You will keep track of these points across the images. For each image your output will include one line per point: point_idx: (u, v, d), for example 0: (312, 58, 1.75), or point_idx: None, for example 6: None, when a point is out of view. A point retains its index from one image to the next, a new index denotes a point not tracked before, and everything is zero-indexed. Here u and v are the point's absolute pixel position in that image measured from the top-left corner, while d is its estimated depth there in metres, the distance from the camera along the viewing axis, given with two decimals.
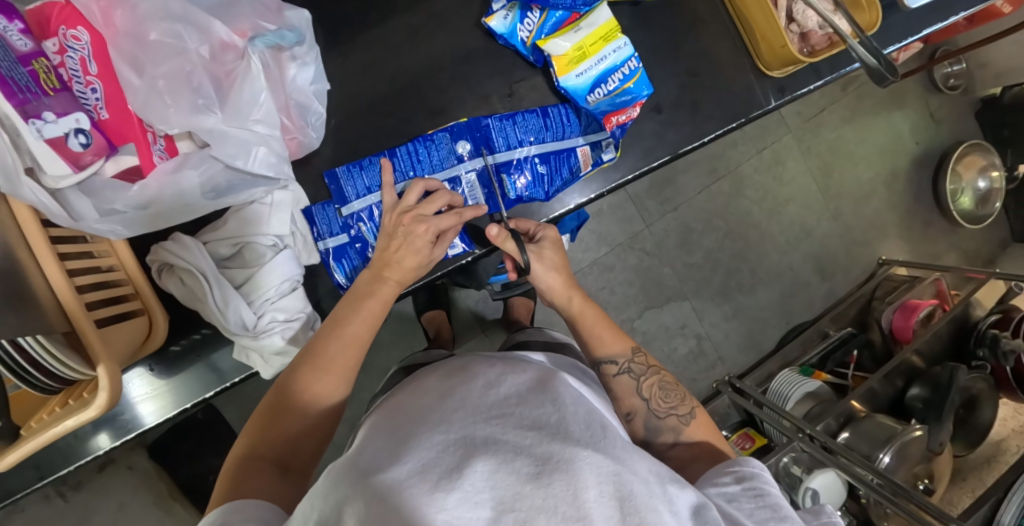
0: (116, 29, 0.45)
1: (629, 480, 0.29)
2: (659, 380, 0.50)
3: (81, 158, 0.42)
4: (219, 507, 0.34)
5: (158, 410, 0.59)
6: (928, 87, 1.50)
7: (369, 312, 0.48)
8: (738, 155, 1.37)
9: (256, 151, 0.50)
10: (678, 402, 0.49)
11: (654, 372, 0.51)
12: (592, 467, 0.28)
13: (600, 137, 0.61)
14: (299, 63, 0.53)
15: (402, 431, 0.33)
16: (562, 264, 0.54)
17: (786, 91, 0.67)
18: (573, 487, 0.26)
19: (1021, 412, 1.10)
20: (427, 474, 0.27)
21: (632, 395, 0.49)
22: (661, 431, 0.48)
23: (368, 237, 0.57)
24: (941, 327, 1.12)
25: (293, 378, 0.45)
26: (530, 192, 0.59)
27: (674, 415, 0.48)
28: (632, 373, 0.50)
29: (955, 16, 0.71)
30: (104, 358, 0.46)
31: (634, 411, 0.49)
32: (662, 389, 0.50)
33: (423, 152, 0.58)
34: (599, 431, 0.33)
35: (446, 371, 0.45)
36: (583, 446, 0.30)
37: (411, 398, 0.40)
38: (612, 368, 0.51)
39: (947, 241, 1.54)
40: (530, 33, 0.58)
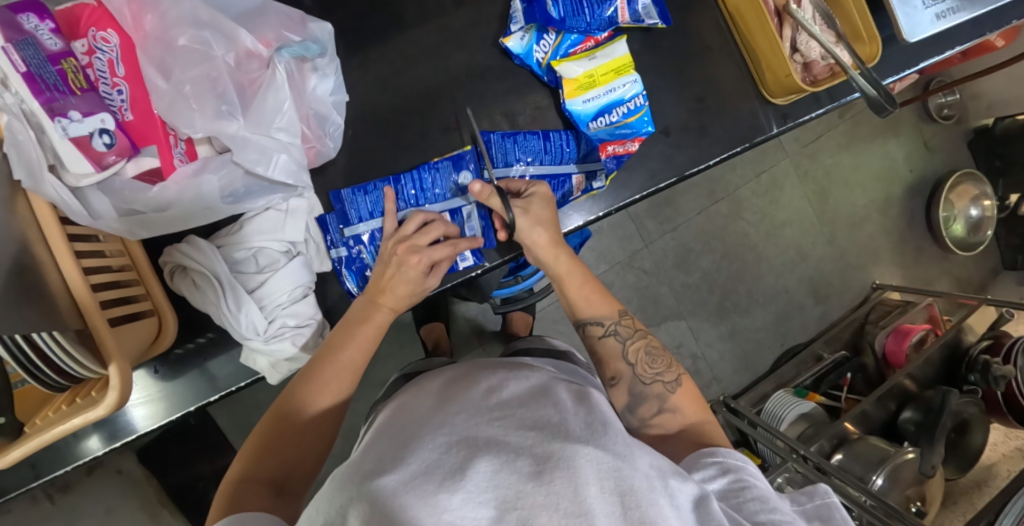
0: (144, 33, 0.46)
1: (628, 475, 0.30)
2: (646, 345, 0.53)
3: (103, 158, 0.44)
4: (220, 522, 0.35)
5: (162, 412, 0.60)
6: (923, 116, 1.54)
7: (363, 335, 0.49)
8: (736, 178, 1.40)
9: (278, 158, 0.51)
10: (664, 369, 0.50)
11: (640, 336, 0.53)
12: (591, 464, 0.29)
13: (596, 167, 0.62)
14: (321, 75, 0.54)
15: (405, 434, 0.34)
16: (549, 219, 0.55)
17: (788, 118, 0.70)
18: (574, 484, 0.27)
19: (1011, 437, 1.11)
20: (431, 476, 0.28)
21: (618, 360, 0.52)
22: (646, 398, 0.49)
23: (368, 260, 0.58)
24: (933, 351, 1.14)
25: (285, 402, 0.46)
26: None
27: (659, 382, 0.49)
28: (618, 335, 0.53)
29: (948, 51, 0.74)
30: (115, 356, 0.47)
31: (618, 375, 0.51)
32: (648, 354, 0.52)
33: (427, 180, 0.59)
34: (600, 427, 0.34)
35: (448, 378, 0.46)
36: (583, 443, 0.31)
37: (414, 403, 0.41)
38: (598, 329, 0.54)
39: (939, 267, 1.57)
40: (546, 53, 0.60)
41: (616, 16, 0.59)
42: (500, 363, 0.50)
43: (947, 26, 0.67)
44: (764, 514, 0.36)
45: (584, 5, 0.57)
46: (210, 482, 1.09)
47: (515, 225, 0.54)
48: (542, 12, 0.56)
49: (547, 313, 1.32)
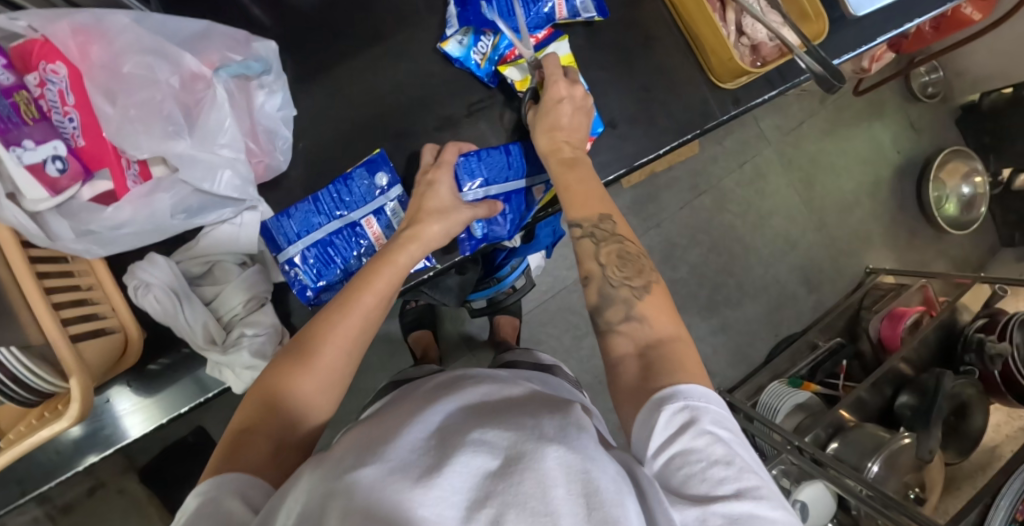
0: (91, 62, 0.48)
1: (597, 477, 0.29)
2: (619, 248, 0.51)
3: (58, 183, 0.46)
4: (210, 477, 0.34)
5: (134, 426, 0.61)
6: (906, 96, 1.53)
7: (372, 298, 0.48)
8: (718, 171, 1.40)
9: (223, 174, 0.52)
10: (634, 273, 0.50)
11: (616, 239, 0.52)
12: (560, 465, 0.29)
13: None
14: (267, 92, 0.57)
15: (383, 436, 0.34)
16: (576, 122, 0.58)
17: (740, 102, 0.70)
18: (541, 483, 0.27)
19: (1014, 417, 1.08)
20: (398, 480, 0.28)
21: (590, 259, 0.51)
22: (614, 301, 0.48)
23: (307, 280, 0.57)
24: (927, 333, 1.12)
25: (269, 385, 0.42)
26: (492, 229, 0.62)
27: (627, 286, 0.49)
28: (594, 237, 0.52)
29: (902, 26, 0.73)
30: (74, 370, 0.48)
31: (590, 274, 0.51)
32: (621, 258, 0.51)
33: (345, 191, 0.58)
34: (573, 431, 0.34)
35: (434, 387, 0.45)
36: (554, 443, 0.31)
37: (397, 411, 0.41)
38: (578, 230, 0.53)
39: (935, 248, 1.54)
40: (485, 51, 0.62)
41: (553, 13, 0.62)
42: (481, 373, 0.49)
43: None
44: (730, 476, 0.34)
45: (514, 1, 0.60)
46: None
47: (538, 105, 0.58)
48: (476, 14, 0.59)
49: (535, 316, 1.33)
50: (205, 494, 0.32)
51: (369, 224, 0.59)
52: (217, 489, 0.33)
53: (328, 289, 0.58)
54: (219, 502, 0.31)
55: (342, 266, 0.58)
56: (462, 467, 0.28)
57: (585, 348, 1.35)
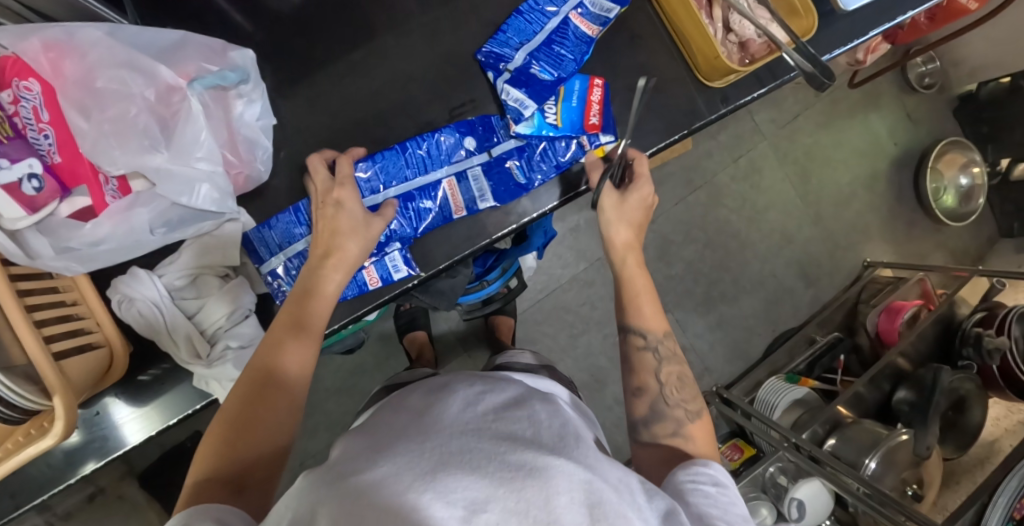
0: (65, 78, 0.47)
1: (602, 490, 0.31)
2: (680, 371, 0.54)
3: (35, 201, 0.45)
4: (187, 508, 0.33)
5: (124, 438, 0.61)
6: (903, 87, 1.52)
7: (318, 306, 0.50)
8: (713, 165, 1.39)
9: (200, 188, 0.52)
10: (690, 397, 0.52)
11: (677, 361, 0.54)
12: (564, 475, 0.30)
13: (505, 148, 0.62)
14: (246, 101, 0.56)
15: (383, 443, 0.35)
16: (636, 220, 0.60)
17: (728, 100, 0.69)
18: (545, 493, 0.28)
19: (1013, 410, 1.07)
20: (400, 477, 0.28)
21: (649, 373, 0.53)
22: (665, 418, 0.51)
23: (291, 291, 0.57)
24: (925, 327, 1.11)
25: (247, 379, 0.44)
26: (397, 230, 0.59)
27: (682, 408, 0.51)
28: (657, 353, 0.54)
29: (895, 19, 0.72)
30: (58, 388, 0.45)
31: (644, 387, 0.53)
32: (680, 379, 0.53)
33: None
34: (571, 443, 0.35)
35: (425, 394, 0.45)
36: (557, 456, 0.31)
37: (388, 421, 0.41)
38: (640, 340, 0.55)
39: (933, 240, 1.53)
40: (557, 116, 0.60)
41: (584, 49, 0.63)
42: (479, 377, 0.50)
43: None
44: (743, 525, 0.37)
45: (552, 48, 0.61)
46: None
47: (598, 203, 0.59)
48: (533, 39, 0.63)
49: (531, 315, 1.33)
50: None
51: None
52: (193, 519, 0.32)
53: None
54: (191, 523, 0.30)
55: None
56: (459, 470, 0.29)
57: (581, 347, 1.35)
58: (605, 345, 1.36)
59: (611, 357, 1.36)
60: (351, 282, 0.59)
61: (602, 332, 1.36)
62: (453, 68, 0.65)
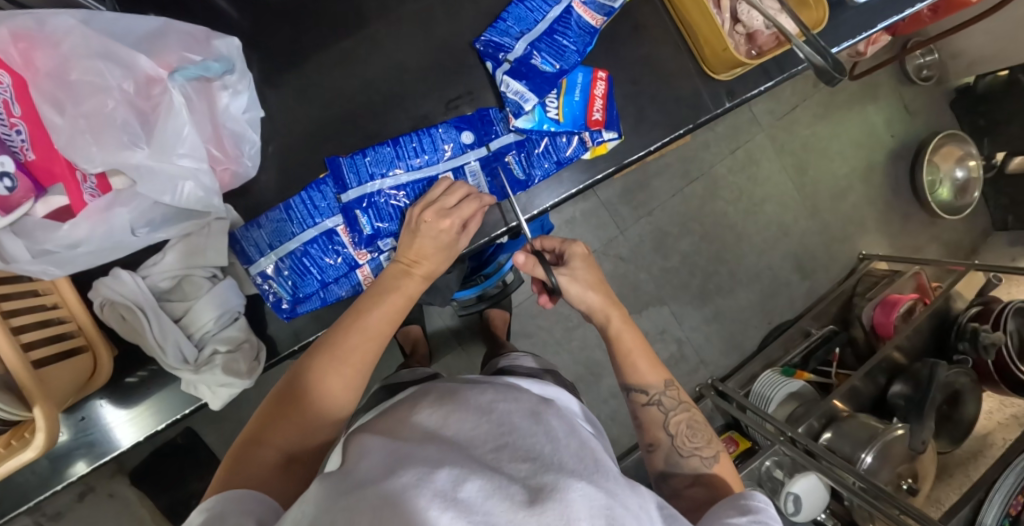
0: (36, 70, 0.44)
1: (619, 514, 0.32)
2: (689, 418, 0.54)
3: (9, 201, 0.42)
4: (228, 486, 0.40)
5: (110, 444, 0.59)
6: (901, 79, 1.51)
7: (372, 331, 0.50)
8: (711, 157, 1.38)
9: (183, 186, 0.49)
10: (703, 443, 0.53)
11: (684, 409, 0.55)
12: (584, 499, 0.31)
13: (503, 143, 0.60)
14: (231, 92, 0.53)
15: (403, 449, 0.35)
16: (596, 282, 0.57)
17: (734, 95, 0.68)
18: (566, 517, 0.29)
19: (1006, 403, 1.08)
20: (424, 487, 0.29)
21: (658, 429, 0.54)
22: (682, 469, 0.53)
23: (284, 293, 0.55)
24: (921, 321, 1.11)
25: (304, 376, 0.48)
26: (387, 225, 0.56)
27: (697, 456, 0.53)
28: (662, 406, 0.55)
29: (908, 10, 0.69)
30: (38, 399, 0.43)
31: (656, 443, 0.54)
32: (690, 428, 0.54)
33: (318, 198, 0.55)
34: (591, 465, 0.36)
35: (433, 395, 0.47)
36: (577, 479, 0.33)
37: (401, 422, 0.42)
38: (643, 397, 0.55)
39: (927, 233, 1.54)
40: (558, 111, 0.58)
41: (587, 23, 0.60)
42: (488, 384, 0.51)
43: None
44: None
45: (555, 39, 0.58)
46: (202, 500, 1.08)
47: (560, 290, 0.56)
48: (535, 12, 0.60)
49: (526, 308, 1.32)
50: (211, 509, 0.37)
51: (344, 233, 0.55)
52: (224, 505, 0.37)
53: (305, 301, 0.56)
54: (225, 519, 0.35)
55: (318, 278, 0.56)
56: (479, 488, 0.30)
57: (576, 340, 1.34)
58: (600, 338, 1.35)
59: (606, 350, 1.36)
60: (345, 281, 0.57)
61: None
62: (449, 58, 0.62)
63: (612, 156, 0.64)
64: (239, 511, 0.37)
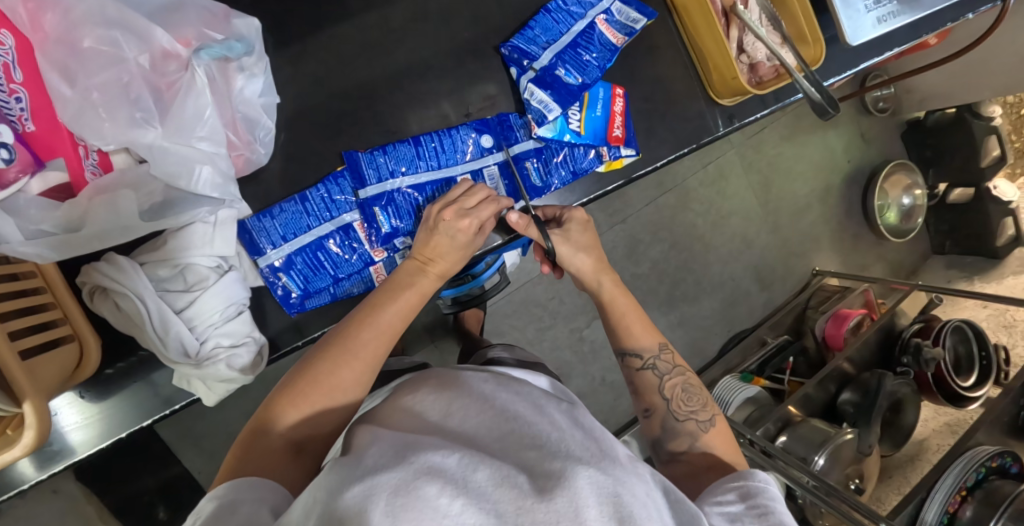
0: (45, 34, 0.41)
1: (628, 501, 0.32)
2: (683, 382, 0.55)
3: (4, 175, 0.37)
4: (233, 480, 0.38)
5: (82, 442, 0.54)
6: (859, 109, 1.62)
7: (385, 327, 0.49)
8: (684, 170, 1.43)
9: (200, 170, 0.47)
10: (699, 407, 0.54)
11: (678, 373, 0.55)
12: (592, 486, 0.30)
13: (523, 149, 0.62)
14: (248, 75, 0.50)
15: (409, 440, 0.35)
16: (588, 244, 0.57)
17: (734, 118, 0.72)
18: (575, 503, 0.29)
19: (939, 412, 1.20)
20: (433, 473, 0.29)
21: (653, 393, 0.55)
22: (677, 434, 0.53)
23: (294, 287, 0.55)
24: (870, 335, 1.22)
25: (314, 367, 0.46)
26: (403, 224, 0.57)
27: (693, 420, 0.53)
28: (657, 370, 0.55)
29: (886, 54, 0.78)
30: (28, 393, 0.40)
31: (653, 408, 0.55)
32: (685, 391, 0.55)
33: (336, 192, 0.55)
34: (597, 452, 0.35)
35: (433, 384, 0.47)
36: (585, 465, 0.32)
37: (405, 416, 0.42)
38: (637, 361, 0.55)
39: (874, 252, 1.68)
40: (581, 124, 0.61)
41: (610, 40, 0.62)
42: (492, 376, 0.51)
43: (887, 29, 0.69)
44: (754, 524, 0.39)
45: (578, 52, 0.60)
46: (155, 497, 0.98)
47: (556, 253, 0.56)
48: (558, 25, 0.61)
49: (499, 308, 1.32)
50: (222, 497, 0.36)
51: (361, 229, 0.56)
52: (237, 493, 0.36)
53: (315, 297, 0.56)
54: (238, 511, 0.33)
55: (331, 273, 0.56)
56: (486, 478, 0.29)
57: (548, 340, 1.37)
58: (570, 339, 1.39)
59: (576, 351, 1.39)
60: (357, 277, 0.57)
61: (568, 327, 1.39)
62: (471, 59, 0.62)
63: (624, 170, 0.66)
64: (253, 500, 0.35)
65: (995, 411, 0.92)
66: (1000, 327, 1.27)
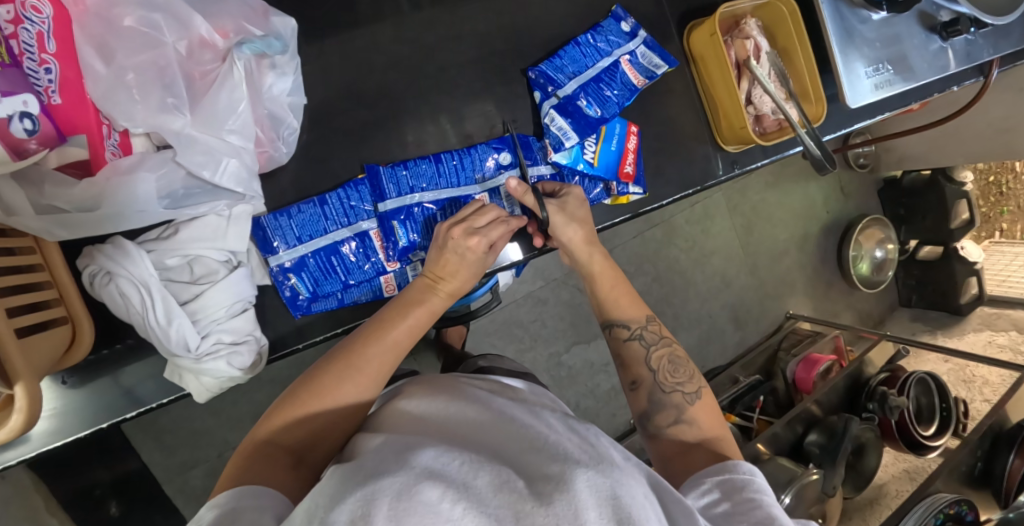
0: (84, 7, 0.40)
1: (626, 502, 0.31)
2: (670, 353, 0.56)
3: (23, 145, 0.35)
4: (228, 490, 0.35)
5: (53, 432, 0.51)
6: (841, 164, 1.70)
7: (393, 345, 0.46)
8: (672, 207, 1.48)
9: (226, 163, 0.47)
10: (686, 379, 0.54)
11: (665, 344, 0.56)
12: (589, 488, 0.30)
13: (540, 172, 0.63)
14: (278, 73, 0.51)
15: (407, 445, 0.34)
16: (583, 218, 0.58)
17: (737, 164, 0.75)
18: (574, 506, 0.28)
19: (899, 458, 1.28)
20: (435, 479, 0.28)
21: (640, 364, 0.55)
22: (664, 406, 0.53)
23: (303, 289, 0.54)
24: (837, 381, 1.27)
25: (320, 376, 0.44)
26: (419, 240, 0.58)
27: (679, 392, 0.53)
28: (644, 341, 0.56)
29: (876, 117, 0.84)
30: (22, 375, 0.37)
31: (639, 380, 0.55)
32: (671, 363, 0.55)
33: (355, 198, 0.56)
34: (595, 453, 0.36)
35: (433, 389, 0.47)
36: (582, 467, 0.32)
37: (402, 421, 0.41)
38: (624, 332, 0.57)
39: (844, 300, 1.76)
40: (594, 155, 0.63)
41: (630, 79, 0.64)
42: (489, 382, 0.52)
43: (883, 95, 0.75)
44: (741, 514, 0.39)
45: (600, 87, 0.62)
46: (108, 492, 0.89)
47: (550, 222, 0.57)
48: (580, 59, 0.63)
49: (482, 326, 1.33)
50: (223, 505, 0.33)
51: (377, 238, 0.57)
52: (237, 501, 0.33)
53: (322, 300, 0.55)
54: (241, 518, 0.31)
55: (342, 278, 0.56)
56: (485, 484, 0.29)
57: (526, 362, 1.37)
58: (549, 363, 1.40)
59: (553, 375, 1.40)
60: (366, 286, 0.57)
61: (548, 350, 1.40)
62: (498, 82, 0.64)
63: (630, 205, 0.68)
64: (253, 510, 0.33)
65: (953, 461, 0.96)
66: (960, 382, 1.36)
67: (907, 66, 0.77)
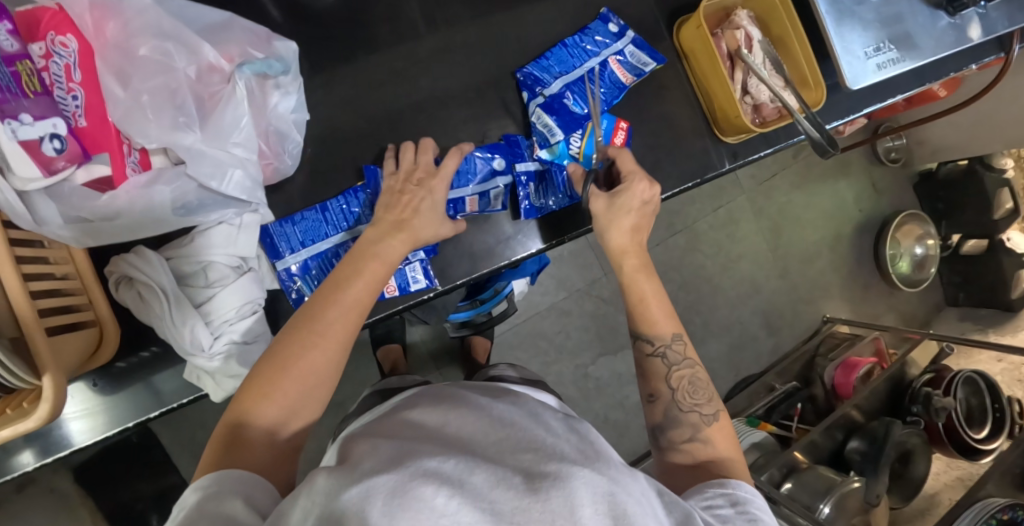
0: (105, 40, 0.46)
1: (622, 500, 0.31)
2: (692, 374, 0.54)
3: (53, 163, 0.40)
4: (211, 474, 0.37)
5: (90, 430, 0.56)
6: (871, 160, 1.65)
7: (350, 302, 0.46)
8: (694, 212, 1.46)
9: (232, 174, 0.51)
10: (704, 400, 0.53)
11: (688, 365, 0.54)
12: (587, 486, 0.29)
13: (525, 168, 0.64)
14: (283, 92, 0.54)
15: (405, 448, 0.34)
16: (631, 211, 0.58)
17: (738, 156, 0.75)
18: (569, 502, 0.28)
19: (951, 466, 1.19)
20: (431, 476, 0.28)
21: (660, 380, 0.54)
22: (680, 423, 0.52)
23: (307, 291, 0.57)
24: (878, 384, 1.19)
25: (284, 342, 0.44)
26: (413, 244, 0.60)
27: (697, 412, 0.52)
28: (667, 359, 0.55)
29: (884, 101, 0.82)
30: (49, 367, 0.41)
31: (657, 394, 0.54)
32: (692, 383, 0.54)
33: (354, 204, 0.59)
34: (593, 453, 0.34)
35: (432, 399, 0.48)
36: (581, 465, 0.31)
37: (401, 427, 0.42)
38: (648, 347, 0.55)
39: (885, 301, 1.67)
40: (579, 150, 0.64)
41: (619, 78, 0.66)
42: (488, 390, 0.53)
43: (886, 75, 0.73)
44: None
45: (587, 86, 0.64)
46: (150, 504, 0.94)
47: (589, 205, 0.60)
48: (566, 61, 0.66)
49: (506, 339, 1.34)
50: (205, 488, 0.35)
51: None
52: (220, 484, 0.35)
53: None
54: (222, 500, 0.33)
55: None
56: (483, 481, 0.28)
57: (552, 375, 1.37)
58: (575, 375, 1.39)
59: (579, 387, 1.39)
60: None
61: (574, 362, 1.39)
62: (492, 89, 0.66)
63: None
64: (237, 492, 0.35)
65: (1005, 463, 0.89)
66: (1015, 382, 1.26)
67: (911, 45, 0.75)
